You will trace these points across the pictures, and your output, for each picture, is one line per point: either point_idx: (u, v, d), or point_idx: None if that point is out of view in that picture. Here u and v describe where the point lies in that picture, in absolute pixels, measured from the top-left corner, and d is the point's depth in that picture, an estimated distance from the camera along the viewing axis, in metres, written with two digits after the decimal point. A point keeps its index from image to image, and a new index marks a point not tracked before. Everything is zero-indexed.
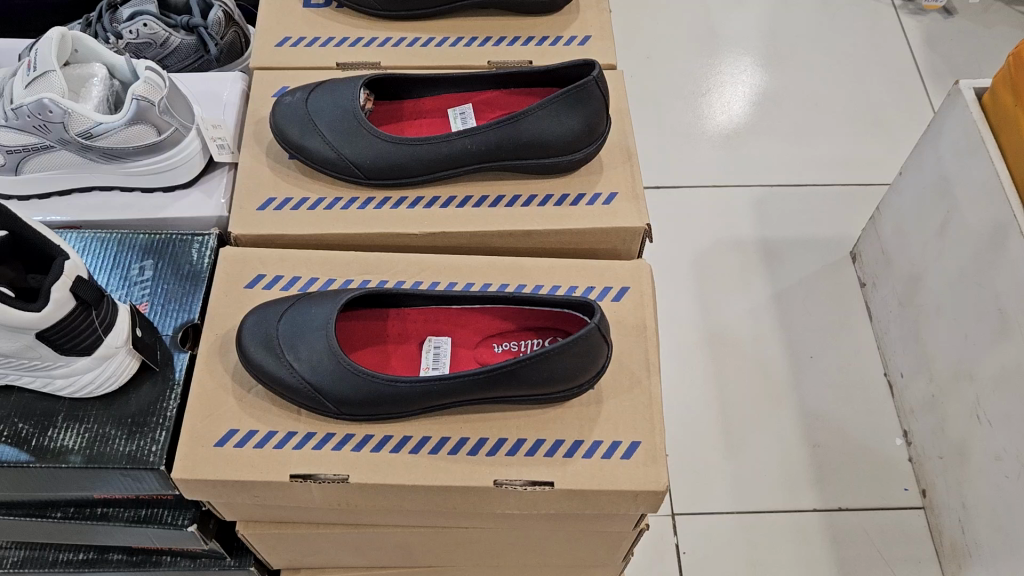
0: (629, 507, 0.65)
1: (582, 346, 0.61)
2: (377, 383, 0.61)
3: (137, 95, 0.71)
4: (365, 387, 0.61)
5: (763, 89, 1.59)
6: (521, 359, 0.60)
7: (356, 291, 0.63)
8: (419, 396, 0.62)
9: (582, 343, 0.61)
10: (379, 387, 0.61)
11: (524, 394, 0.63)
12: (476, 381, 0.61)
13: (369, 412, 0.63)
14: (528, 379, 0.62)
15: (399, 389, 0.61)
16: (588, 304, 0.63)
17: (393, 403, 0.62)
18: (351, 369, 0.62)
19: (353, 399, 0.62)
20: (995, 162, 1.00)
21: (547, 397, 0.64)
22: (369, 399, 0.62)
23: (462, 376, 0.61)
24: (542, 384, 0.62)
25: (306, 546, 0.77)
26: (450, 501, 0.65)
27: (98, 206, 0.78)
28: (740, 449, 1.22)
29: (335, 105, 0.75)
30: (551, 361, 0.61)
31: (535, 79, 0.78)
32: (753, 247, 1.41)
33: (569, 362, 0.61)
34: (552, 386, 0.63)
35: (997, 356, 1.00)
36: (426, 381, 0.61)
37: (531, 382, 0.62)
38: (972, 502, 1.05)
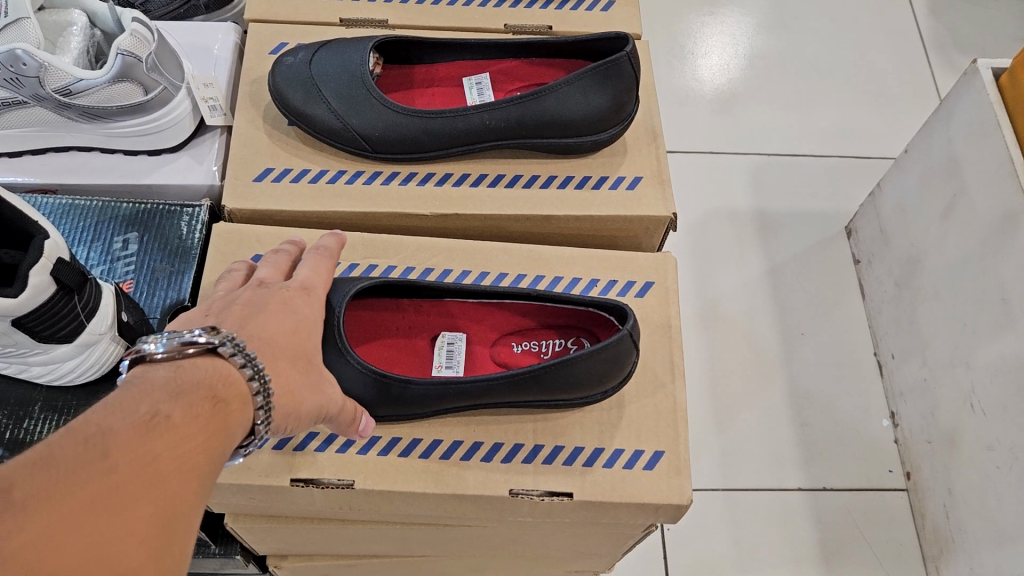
0: (646, 518, 0.61)
1: (610, 350, 0.56)
2: (387, 384, 0.56)
3: (122, 50, 0.64)
4: (375, 387, 0.56)
5: (762, 53, 1.54)
6: (545, 364, 0.55)
7: (367, 282, 0.58)
8: (432, 397, 0.57)
9: (611, 348, 0.56)
10: (390, 385, 0.56)
11: (545, 398, 0.59)
12: (496, 385, 0.56)
13: (379, 411, 0.58)
14: (552, 383, 0.57)
15: (412, 391, 0.56)
16: (621, 306, 0.58)
17: (405, 404, 0.57)
18: (359, 364, 0.56)
19: (361, 398, 0.57)
20: (1011, 148, 0.96)
21: (569, 401, 0.59)
22: (379, 398, 0.57)
23: (480, 379, 0.56)
24: (566, 388, 0.58)
25: (296, 537, 0.74)
26: (459, 508, 0.61)
27: (74, 168, 0.72)
28: (728, 426, 1.19)
29: (342, 69, 0.69)
30: (575, 366, 0.56)
31: (559, 50, 0.72)
32: (749, 218, 1.37)
33: (595, 367, 0.57)
34: (575, 390, 0.58)
35: (996, 347, 0.98)
36: (442, 382, 0.56)
37: (554, 388, 0.57)
38: (959, 487, 1.04)
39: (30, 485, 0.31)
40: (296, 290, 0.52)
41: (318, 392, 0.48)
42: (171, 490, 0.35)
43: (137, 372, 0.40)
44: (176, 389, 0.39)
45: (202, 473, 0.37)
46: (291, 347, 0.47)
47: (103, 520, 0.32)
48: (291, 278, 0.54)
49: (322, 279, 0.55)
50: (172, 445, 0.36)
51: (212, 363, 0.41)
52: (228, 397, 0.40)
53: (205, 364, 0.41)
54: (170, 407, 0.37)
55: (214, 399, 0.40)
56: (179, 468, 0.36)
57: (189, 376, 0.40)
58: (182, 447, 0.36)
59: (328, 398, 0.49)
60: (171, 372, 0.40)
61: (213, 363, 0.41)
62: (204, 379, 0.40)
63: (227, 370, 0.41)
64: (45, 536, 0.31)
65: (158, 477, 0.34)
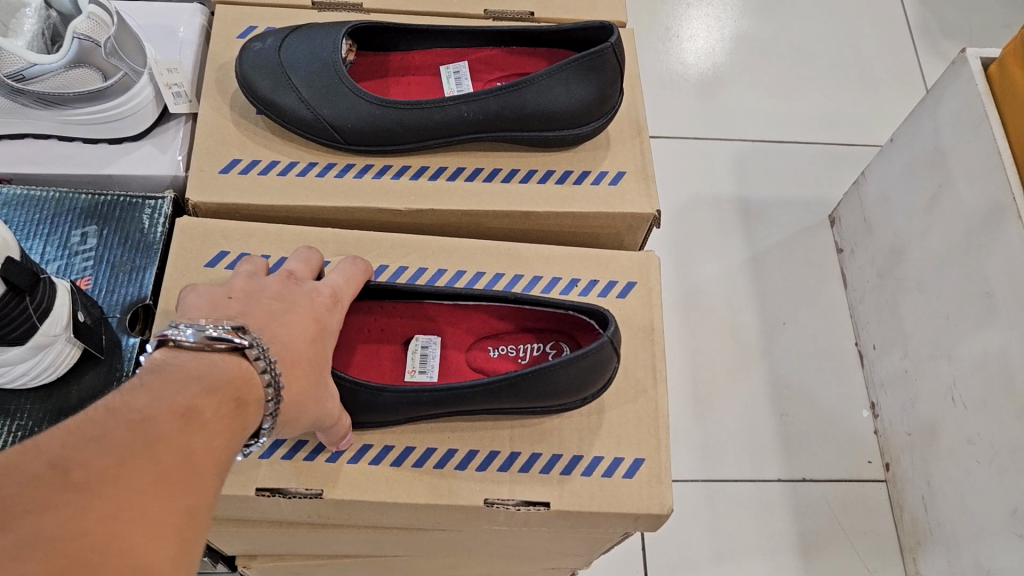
0: (626, 526, 0.60)
1: (591, 361, 0.54)
2: (358, 391, 0.54)
3: (79, 33, 0.60)
4: (345, 394, 0.54)
5: (747, 36, 1.51)
6: (523, 371, 0.53)
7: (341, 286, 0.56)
8: (404, 407, 0.55)
9: (591, 359, 0.54)
10: (362, 395, 0.54)
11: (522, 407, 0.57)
12: (472, 394, 0.54)
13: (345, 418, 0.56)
14: (530, 392, 0.55)
15: (383, 398, 0.54)
16: (602, 314, 0.56)
17: (376, 412, 0.55)
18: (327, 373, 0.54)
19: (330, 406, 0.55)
20: (998, 140, 0.94)
21: (547, 408, 0.57)
22: (349, 405, 0.55)
23: (453, 390, 0.54)
24: (544, 398, 0.55)
25: (264, 539, 0.71)
26: (432, 517, 0.59)
27: (30, 155, 0.68)
28: (707, 416, 1.18)
29: (312, 56, 0.66)
30: (554, 374, 0.54)
31: (541, 39, 0.69)
32: (731, 206, 1.35)
33: (575, 377, 0.54)
34: (553, 399, 0.56)
35: (979, 341, 0.97)
36: (414, 392, 0.54)
37: (532, 395, 0.55)
38: (938, 480, 1.04)
39: (94, 457, 0.32)
40: (327, 298, 0.52)
41: (323, 402, 0.49)
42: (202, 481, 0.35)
43: (166, 358, 0.41)
44: (204, 385, 0.39)
45: (223, 469, 0.38)
46: (311, 355, 0.49)
47: (158, 499, 0.32)
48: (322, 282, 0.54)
49: (352, 292, 0.55)
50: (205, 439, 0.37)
51: (235, 362, 0.42)
52: (247, 399, 0.41)
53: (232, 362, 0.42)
54: (203, 403, 0.38)
55: (237, 402, 0.40)
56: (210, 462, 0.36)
57: (217, 373, 0.41)
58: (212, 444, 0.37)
59: (328, 412, 0.50)
60: (198, 366, 0.41)
61: (236, 363, 0.42)
62: (233, 377, 0.41)
63: (252, 372, 0.42)
64: (112, 511, 0.31)
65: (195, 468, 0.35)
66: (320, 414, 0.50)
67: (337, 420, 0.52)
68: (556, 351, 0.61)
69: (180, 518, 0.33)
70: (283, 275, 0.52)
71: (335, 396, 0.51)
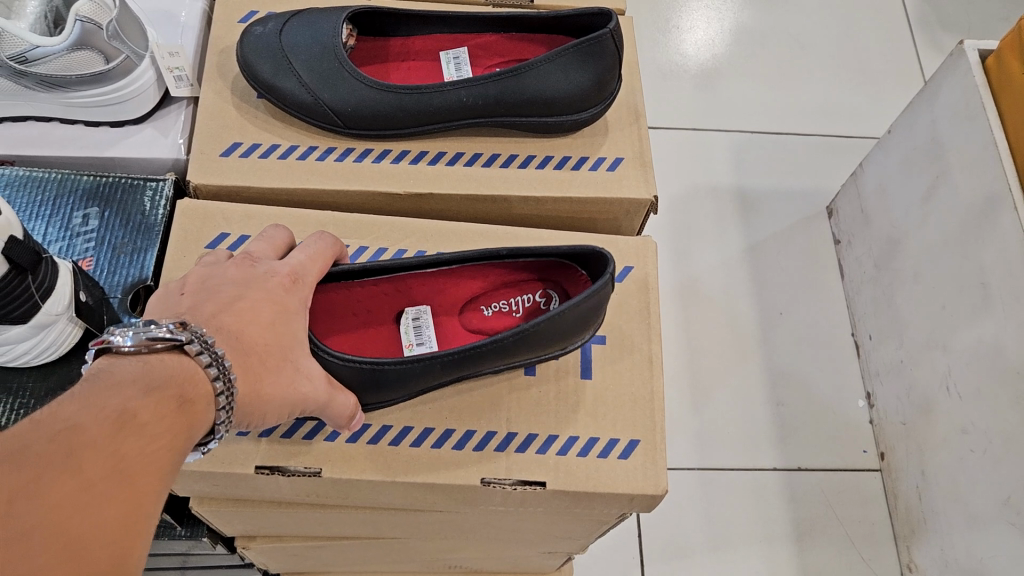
0: (621, 507, 0.60)
1: (595, 302, 0.55)
2: (362, 368, 0.54)
3: (81, 16, 0.61)
4: (348, 373, 0.54)
5: (746, 27, 1.52)
6: (536, 321, 0.53)
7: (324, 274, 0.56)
8: (418, 374, 0.55)
9: (595, 300, 0.55)
10: (373, 370, 0.54)
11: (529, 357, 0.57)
12: (484, 352, 0.54)
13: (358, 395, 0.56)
14: (538, 343, 0.55)
15: (392, 371, 0.54)
16: (600, 254, 0.56)
17: (386, 386, 0.55)
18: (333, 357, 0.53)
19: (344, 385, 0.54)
20: (995, 131, 0.95)
21: (553, 355, 0.58)
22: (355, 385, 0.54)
23: (467, 350, 0.53)
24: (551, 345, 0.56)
25: (264, 520, 0.72)
26: (430, 497, 0.59)
27: (31, 138, 0.69)
28: (704, 405, 1.19)
29: (313, 41, 0.66)
30: (564, 320, 0.54)
31: (540, 26, 0.69)
32: (730, 196, 1.36)
33: (581, 319, 0.55)
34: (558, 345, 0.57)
35: (974, 331, 0.97)
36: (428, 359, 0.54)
37: (544, 344, 0.56)
38: (933, 469, 1.05)
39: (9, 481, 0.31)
40: (286, 278, 0.51)
41: (290, 390, 0.47)
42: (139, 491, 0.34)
43: (106, 363, 0.40)
44: (142, 386, 0.38)
45: (165, 472, 0.36)
46: (268, 347, 0.47)
47: (77, 517, 0.31)
48: (283, 262, 0.52)
49: (317, 269, 0.53)
50: (142, 446, 0.35)
51: (179, 359, 0.41)
52: (194, 397, 0.40)
53: (174, 361, 0.40)
54: (140, 405, 0.36)
55: (181, 401, 0.39)
56: (147, 471, 0.35)
57: (159, 372, 0.39)
58: (151, 450, 0.35)
59: (304, 397, 0.48)
60: (136, 369, 0.39)
61: (181, 359, 0.41)
62: (175, 377, 0.39)
63: (194, 369, 0.40)
64: (18, 539, 0.30)
65: (127, 478, 0.34)
66: (293, 400, 0.48)
67: (322, 407, 0.50)
68: (546, 299, 0.62)
69: (101, 534, 0.32)
70: (240, 259, 0.51)
71: (313, 381, 0.49)
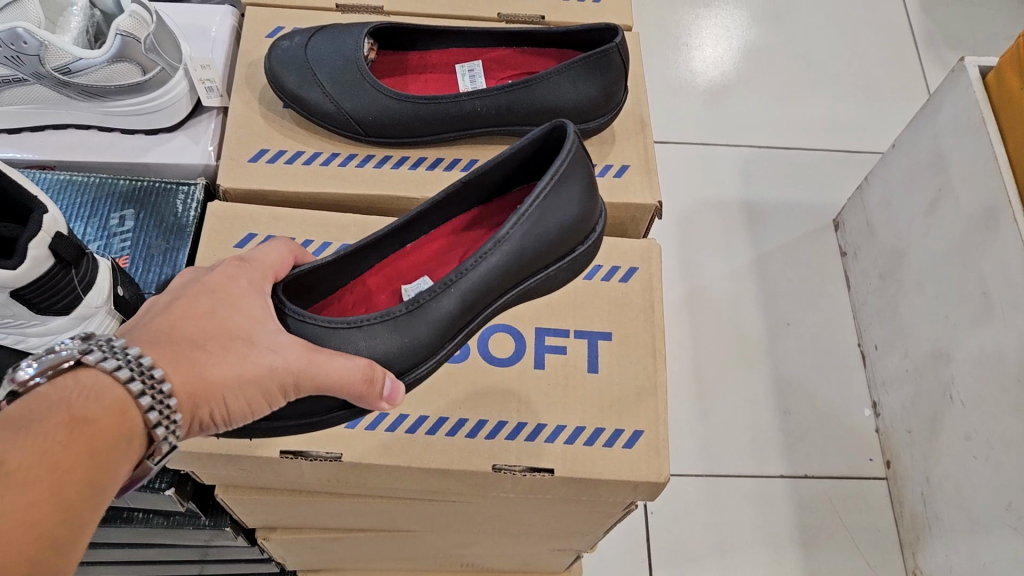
0: (627, 496, 0.63)
1: (565, 165, 0.58)
2: (382, 318, 0.54)
3: (122, 30, 0.65)
4: (370, 334, 0.54)
5: (754, 44, 1.56)
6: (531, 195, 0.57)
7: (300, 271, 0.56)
8: (446, 309, 0.55)
9: (563, 166, 0.58)
10: (390, 324, 0.54)
11: (540, 258, 0.59)
12: (497, 247, 0.56)
13: (392, 364, 0.55)
14: (544, 225, 0.58)
15: (418, 305, 0.55)
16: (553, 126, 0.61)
17: (421, 326, 0.55)
18: (330, 327, 0.53)
19: (368, 353, 0.53)
20: (995, 145, 0.98)
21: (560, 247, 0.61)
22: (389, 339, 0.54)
23: (475, 256, 0.56)
24: (553, 231, 0.58)
25: (284, 510, 0.76)
26: (444, 483, 0.62)
27: (72, 145, 0.73)
28: (712, 412, 1.22)
29: (337, 54, 0.70)
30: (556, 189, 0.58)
31: (551, 40, 0.73)
32: (738, 209, 1.39)
33: (562, 191, 0.58)
34: (560, 234, 0.59)
35: (977, 340, 1.00)
36: (443, 283, 0.55)
37: (548, 228, 0.58)
38: (937, 476, 1.07)
39: None
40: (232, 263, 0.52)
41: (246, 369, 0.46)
42: (34, 542, 0.34)
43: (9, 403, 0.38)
44: (25, 426, 0.36)
45: (70, 506, 0.35)
46: (214, 327, 0.46)
47: None
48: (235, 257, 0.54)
49: (267, 252, 0.54)
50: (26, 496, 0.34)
51: (83, 374, 0.39)
52: (110, 407, 0.38)
53: (72, 381, 0.38)
54: (19, 450, 0.35)
55: (76, 424, 0.37)
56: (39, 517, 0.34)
57: (47, 403, 0.37)
58: (42, 493, 0.34)
59: (272, 370, 0.47)
60: (27, 405, 0.37)
61: (79, 378, 0.39)
62: (70, 402, 0.38)
63: (94, 387, 0.38)
64: None
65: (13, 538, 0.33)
66: (259, 376, 0.46)
67: (307, 377, 0.48)
68: None
69: None
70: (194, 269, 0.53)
71: (279, 352, 0.48)
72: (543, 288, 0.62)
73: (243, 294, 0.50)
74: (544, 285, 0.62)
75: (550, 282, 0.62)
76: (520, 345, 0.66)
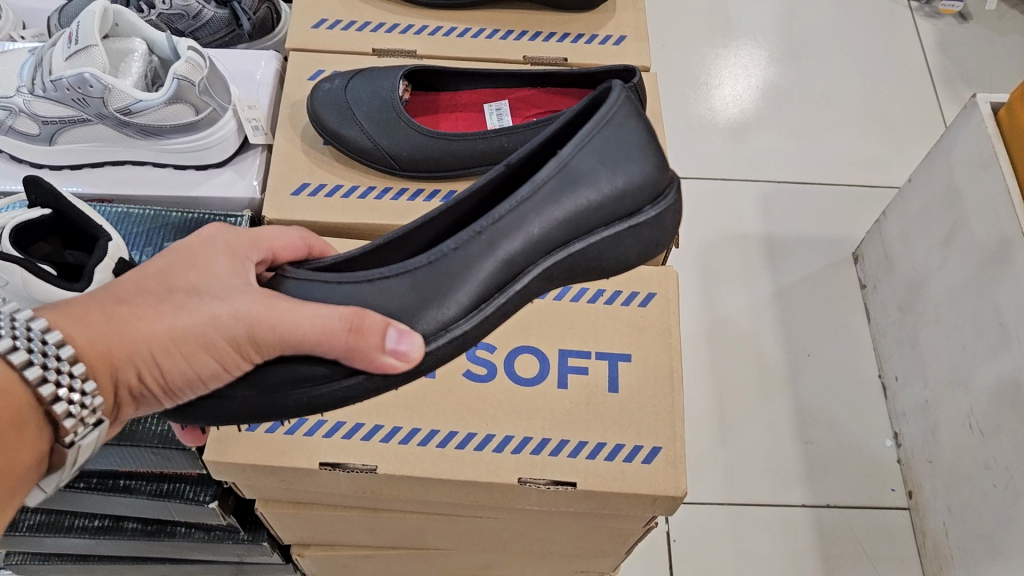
0: (646, 510, 0.66)
1: (611, 114, 0.55)
2: (403, 275, 0.52)
3: (178, 75, 0.72)
4: (391, 290, 0.52)
5: (773, 83, 1.61)
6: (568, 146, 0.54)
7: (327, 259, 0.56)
8: (474, 260, 0.52)
9: (608, 113, 0.55)
10: (407, 277, 0.52)
11: (591, 213, 0.55)
12: (532, 204, 0.53)
13: (412, 321, 0.52)
14: (587, 179, 0.54)
15: (442, 263, 0.52)
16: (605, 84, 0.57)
17: (445, 284, 0.52)
18: (342, 283, 0.53)
19: (379, 309, 0.52)
20: (1008, 178, 1.01)
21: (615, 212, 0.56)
22: (412, 297, 0.52)
23: (507, 201, 0.53)
24: (603, 180, 0.55)
25: (319, 525, 0.80)
26: (472, 495, 0.66)
27: (129, 181, 0.79)
28: (733, 441, 1.24)
29: (373, 95, 0.76)
30: (597, 141, 0.54)
31: (573, 81, 0.78)
32: (758, 242, 1.42)
33: (610, 138, 0.55)
34: (616, 187, 0.55)
35: (993, 369, 1.02)
36: (471, 232, 0.52)
37: (591, 184, 0.54)
38: (958, 505, 1.07)
39: None
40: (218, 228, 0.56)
41: (177, 323, 0.50)
42: None
43: None
44: None
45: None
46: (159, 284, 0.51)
47: None
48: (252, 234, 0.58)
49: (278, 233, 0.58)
50: None
51: None
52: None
53: None
54: None
55: None
56: None
57: None
58: None
59: (213, 319, 0.50)
60: None
61: None
62: None
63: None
64: None
65: None
66: (201, 328, 0.49)
67: (263, 327, 0.49)
68: None
69: None
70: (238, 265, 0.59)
71: (222, 301, 0.50)
72: (603, 256, 0.57)
73: (214, 254, 0.53)
74: (604, 252, 0.56)
75: (611, 248, 0.56)
76: (544, 364, 0.70)
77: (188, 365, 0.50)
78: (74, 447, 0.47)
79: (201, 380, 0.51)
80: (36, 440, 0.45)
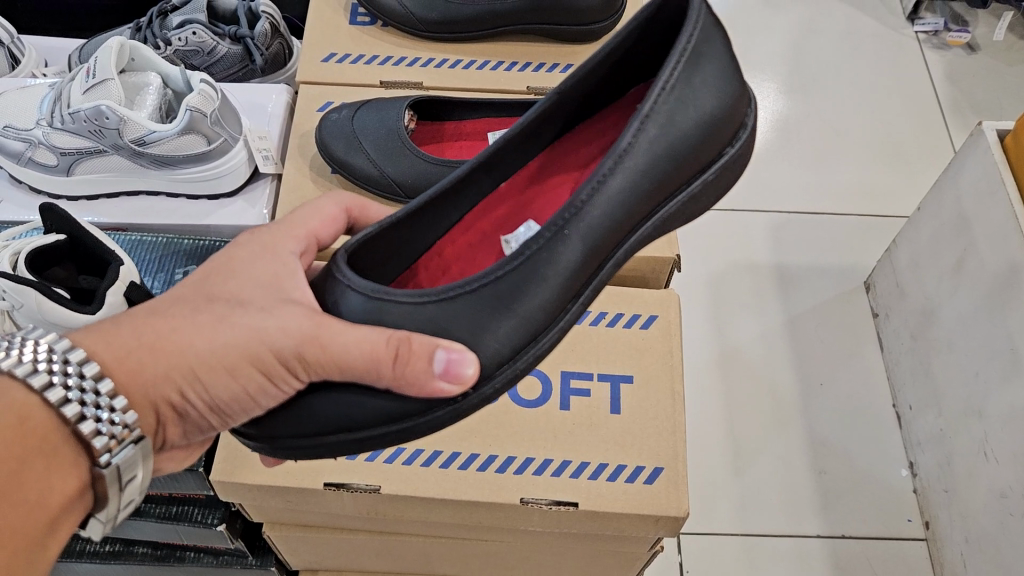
0: (648, 531, 0.66)
1: (690, 50, 0.54)
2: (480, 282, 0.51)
3: (191, 106, 0.74)
4: (470, 303, 0.51)
5: (782, 115, 1.62)
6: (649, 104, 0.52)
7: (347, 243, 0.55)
8: (558, 253, 0.52)
9: (687, 50, 0.54)
10: (490, 286, 0.51)
11: (673, 178, 0.55)
12: (615, 178, 0.52)
13: (495, 332, 0.51)
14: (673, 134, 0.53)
15: (526, 264, 0.51)
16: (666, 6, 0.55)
17: (529, 285, 0.51)
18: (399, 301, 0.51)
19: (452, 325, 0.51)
20: (1014, 204, 1.01)
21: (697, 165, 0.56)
22: (495, 302, 0.51)
23: (589, 186, 0.51)
24: (688, 131, 0.54)
25: (326, 550, 0.80)
26: (475, 516, 0.67)
27: (143, 210, 0.82)
28: (746, 471, 1.23)
29: (380, 124, 0.78)
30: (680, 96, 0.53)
31: None
32: (768, 272, 1.43)
33: (692, 81, 0.54)
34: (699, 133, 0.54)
35: (1006, 395, 1.01)
36: (554, 227, 0.51)
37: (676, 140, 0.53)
38: (975, 535, 1.06)
39: None
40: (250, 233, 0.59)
41: (223, 337, 0.51)
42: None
43: None
44: None
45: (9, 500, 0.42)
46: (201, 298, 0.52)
47: None
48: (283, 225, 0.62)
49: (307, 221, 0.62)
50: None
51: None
52: (11, 407, 0.44)
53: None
54: None
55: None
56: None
57: None
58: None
59: (261, 335, 0.51)
60: None
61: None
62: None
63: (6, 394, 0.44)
64: None
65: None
66: (247, 342, 0.51)
67: (316, 344, 0.50)
68: None
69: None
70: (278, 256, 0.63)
71: (262, 311, 0.52)
72: (684, 215, 0.58)
73: (240, 262, 0.55)
74: (684, 210, 0.57)
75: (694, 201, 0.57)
76: (547, 386, 0.71)
77: (233, 381, 0.51)
78: (112, 466, 0.47)
79: (246, 398, 0.52)
80: (66, 460, 0.46)
